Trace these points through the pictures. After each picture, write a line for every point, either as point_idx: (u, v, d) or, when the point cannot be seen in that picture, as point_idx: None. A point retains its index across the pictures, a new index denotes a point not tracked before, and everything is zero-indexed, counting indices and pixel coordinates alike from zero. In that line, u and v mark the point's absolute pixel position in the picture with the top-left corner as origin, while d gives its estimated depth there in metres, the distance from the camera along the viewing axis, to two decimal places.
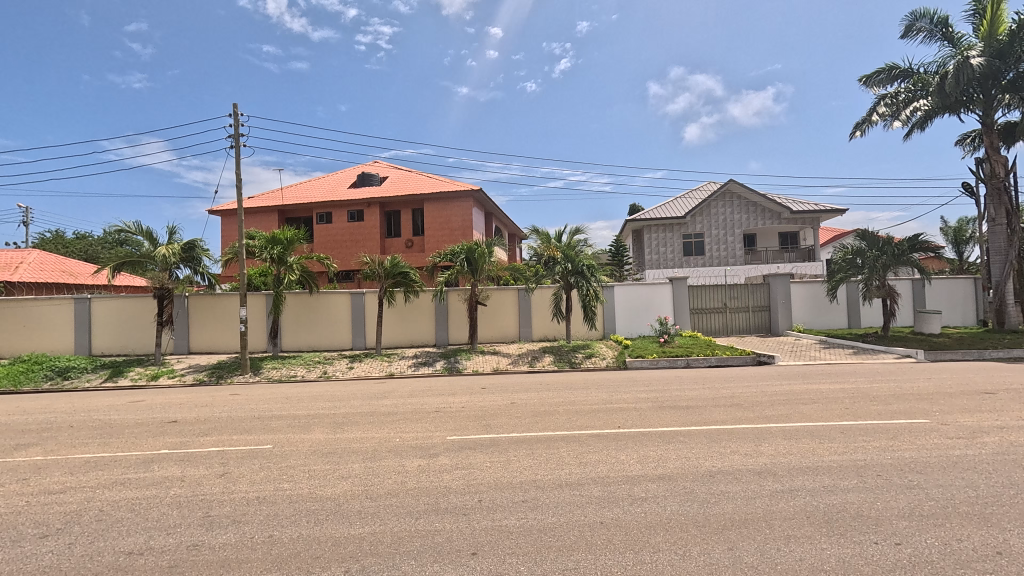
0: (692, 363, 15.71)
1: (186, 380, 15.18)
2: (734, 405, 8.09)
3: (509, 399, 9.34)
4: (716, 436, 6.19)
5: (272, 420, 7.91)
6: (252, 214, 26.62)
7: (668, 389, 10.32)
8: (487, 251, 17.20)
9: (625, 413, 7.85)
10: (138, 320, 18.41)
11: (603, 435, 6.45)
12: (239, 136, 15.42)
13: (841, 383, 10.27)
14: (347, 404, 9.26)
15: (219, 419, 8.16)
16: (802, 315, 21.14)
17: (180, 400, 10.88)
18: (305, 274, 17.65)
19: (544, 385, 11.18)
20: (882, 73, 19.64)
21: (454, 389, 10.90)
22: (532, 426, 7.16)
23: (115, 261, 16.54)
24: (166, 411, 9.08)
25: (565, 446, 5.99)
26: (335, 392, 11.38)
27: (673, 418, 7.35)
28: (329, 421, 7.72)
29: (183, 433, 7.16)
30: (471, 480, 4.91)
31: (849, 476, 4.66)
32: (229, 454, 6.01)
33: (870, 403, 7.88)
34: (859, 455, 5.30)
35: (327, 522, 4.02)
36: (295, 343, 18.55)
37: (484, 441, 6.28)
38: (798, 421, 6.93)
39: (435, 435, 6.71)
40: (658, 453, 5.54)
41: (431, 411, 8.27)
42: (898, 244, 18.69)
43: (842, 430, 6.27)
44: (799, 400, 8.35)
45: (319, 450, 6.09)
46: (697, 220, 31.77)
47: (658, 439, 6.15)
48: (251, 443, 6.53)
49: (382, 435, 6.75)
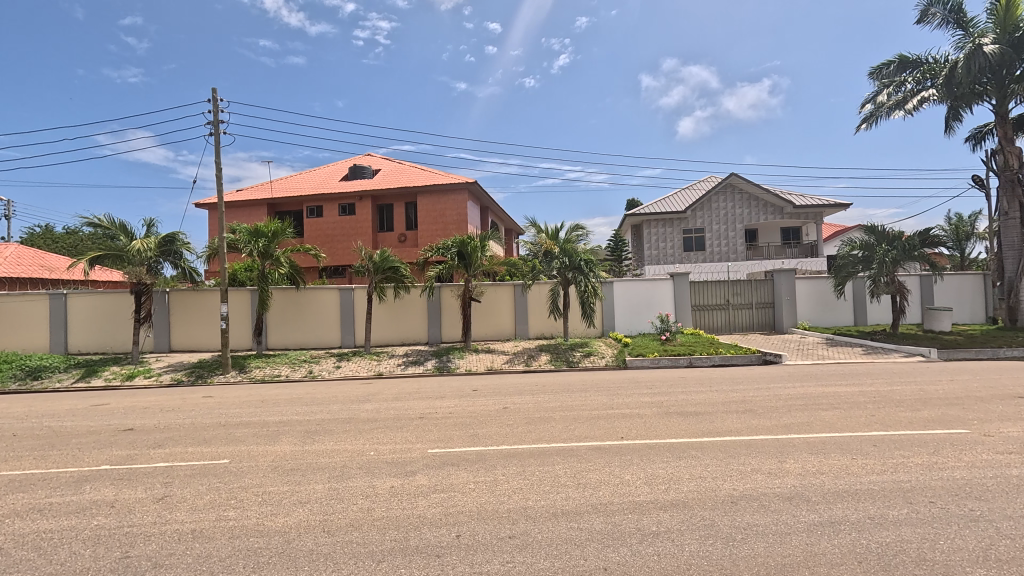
0: (695, 362, 15.02)
1: (163, 380, 14.39)
2: (746, 411, 7.38)
3: (502, 403, 8.61)
4: (734, 449, 5.48)
5: (236, 429, 7.15)
6: (240, 207, 25.77)
7: (673, 392, 9.61)
8: (481, 245, 16.37)
9: (628, 420, 7.09)
10: (116, 316, 17.59)
11: (604, 447, 5.73)
12: (217, 123, 14.55)
13: (857, 385, 9.59)
14: (325, 409, 8.50)
15: (182, 427, 7.41)
16: (808, 311, 20.43)
17: (148, 403, 10.11)
18: (293, 269, 16.98)
19: (540, 387, 10.44)
20: (890, 64, 18.64)
21: (443, 391, 10.17)
22: (526, 435, 6.42)
23: (88, 255, 15.73)
24: (128, 417, 8.33)
25: (561, 462, 5.26)
26: (314, 394, 10.60)
27: (682, 427, 6.59)
28: (301, 430, 6.97)
29: (133, 444, 6.42)
30: (450, 508, 4.14)
31: (899, 504, 3.92)
32: (176, 471, 5.26)
33: (894, 409, 7.20)
34: (902, 476, 4.56)
35: (267, 568, 3.27)
36: (281, 341, 17.77)
37: (469, 455, 5.55)
38: (820, 430, 6.23)
39: (415, 447, 5.96)
40: (668, 472, 4.81)
41: (414, 418, 7.51)
42: (909, 239, 17.96)
43: (875, 443, 5.55)
44: (818, 406, 7.62)
45: (281, 466, 5.35)
46: (698, 215, 31.09)
47: (667, 453, 5.41)
48: (207, 457, 5.77)
49: (355, 447, 6.01)
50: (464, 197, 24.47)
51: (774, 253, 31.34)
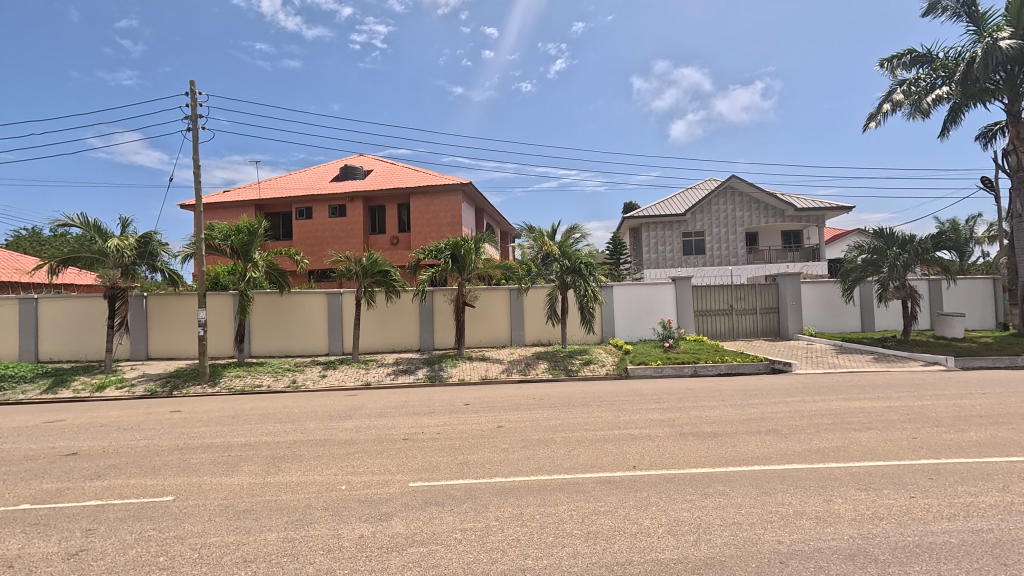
0: (700, 371, 14.26)
1: (135, 392, 13.44)
2: (770, 432, 6.57)
3: (496, 421, 7.77)
4: (768, 483, 4.68)
5: (193, 454, 6.28)
6: (226, 207, 24.84)
7: (683, 406, 8.79)
8: (475, 248, 15.55)
9: (638, 443, 6.26)
10: (90, 322, 16.64)
11: (615, 480, 4.92)
12: (196, 117, 13.67)
13: (881, 398, 8.78)
14: (300, 428, 7.65)
15: (135, 450, 6.57)
16: (813, 317, 19.73)
17: (108, 418, 9.20)
18: (276, 272, 16.12)
19: (538, 401, 9.60)
20: (901, 57, 18.08)
21: (432, 405, 9.35)
22: (524, 464, 5.55)
23: (60, 256, 14.84)
24: (76, 437, 7.44)
25: (565, 501, 4.42)
26: (292, 409, 9.76)
27: (701, 452, 5.77)
28: (266, 456, 6.11)
29: (68, 475, 5.53)
30: (430, 570, 3.32)
31: (991, 570, 3.12)
32: (106, 514, 4.40)
33: (936, 430, 6.40)
34: (982, 524, 3.75)
35: None
36: (264, 347, 16.87)
37: (456, 491, 4.73)
38: (860, 457, 5.44)
39: (394, 479, 5.12)
40: (695, 517, 3.99)
41: (398, 440, 6.67)
42: (921, 242, 17.26)
43: (929, 475, 4.76)
44: (849, 425, 6.82)
45: (233, 506, 4.50)
46: (698, 218, 30.42)
47: (690, 489, 4.61)
48: (149, 494, 4.91)
49: (325, 479, 5.17)
50: (459, 198, 23.69)
51: (775, 257, 30.70)
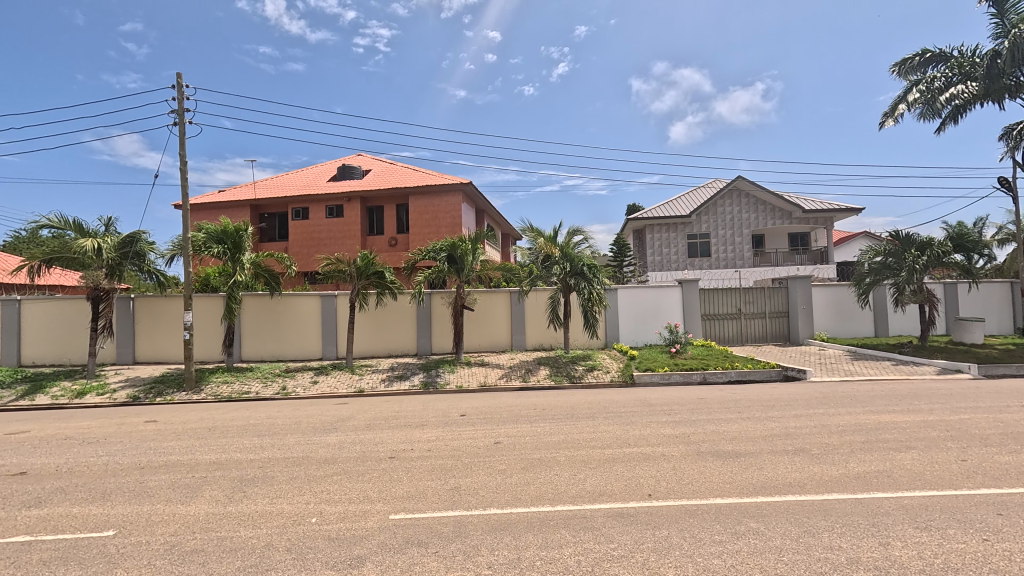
0: (709, 377, 13.56)
1: (116, 398, 12.77)
2: (798, 452, 5.88)
3: (493, 436, 7.08)
4: (808, 519, 3.98)
5: (154, 475, 5.59)
6: (220, 208, 24.25)
7: (697, 419, 8.06)
8: (473, 249, 14.89)
9: (652, 464, 5.57)
10: (74, 325, 16.01)
11: (629, 513, 4.22)
12: (182, 113, 13.07)
13: (913, 411, 8.06)
14: (278, 444, 6.97)
15: (90, 469, 5.89)
16: (825, 322, 19.03)
17: (76, 429, 8.52)
18: (267, 274, 15.49)
19: (539, 412, 8.91)
20: (916, 57, 17.45)
21: (425, 416, 8.68)
22: (523, 490, 4.84)
23: (42, 256, 14.22)
24: (32, 453, 6.77)
25: (571, 542, 3.74)
26: (275, 419, 9.10)
27: (724, 477, 5.09)
28: (234, 478, 5.41)
29: (5, 501, 4.85)
30: None
31: None
32: (29, 555, 3.72)
33: (987, 451, 5.69)
34: None
35: None
36: (255, 351, 16.23)
37: (443, 527, 4.05)
38: (907, 484, 4.74)
39: (374, 509, 4.44)
40: (727, 566, 3.31)
41: (384, 458, 6.00)
42: (939, 245, 16.46)
43: (997, 510, 4.06)
44: (887, 444, 6.12)
45: (179, 547, 3.80)
46: (703, 219, 29.67)
47: (718, 525, 3.92)
48: (88, 526, 4.23)
49: (294, 509, 4.50)
50: (458, 199, 23.05)
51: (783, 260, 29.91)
